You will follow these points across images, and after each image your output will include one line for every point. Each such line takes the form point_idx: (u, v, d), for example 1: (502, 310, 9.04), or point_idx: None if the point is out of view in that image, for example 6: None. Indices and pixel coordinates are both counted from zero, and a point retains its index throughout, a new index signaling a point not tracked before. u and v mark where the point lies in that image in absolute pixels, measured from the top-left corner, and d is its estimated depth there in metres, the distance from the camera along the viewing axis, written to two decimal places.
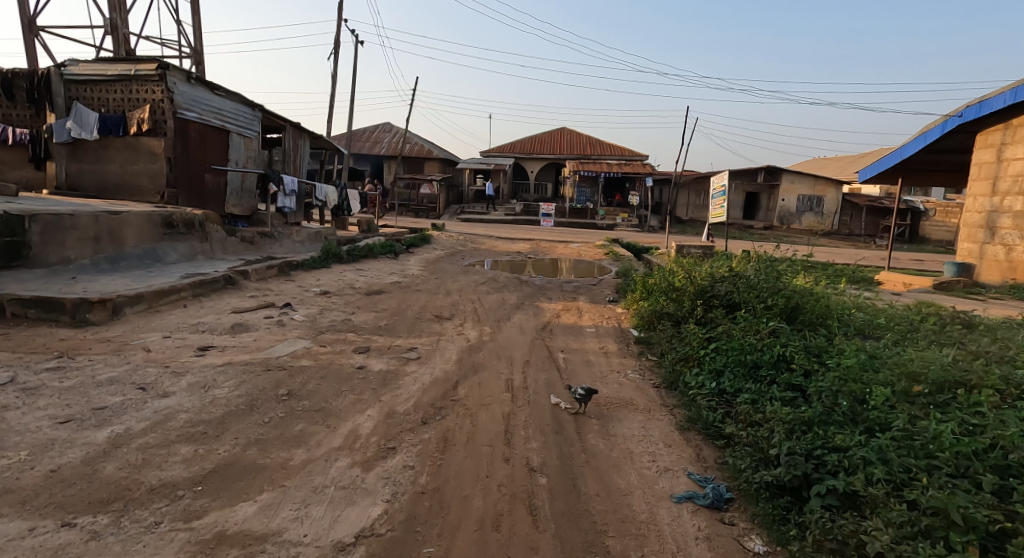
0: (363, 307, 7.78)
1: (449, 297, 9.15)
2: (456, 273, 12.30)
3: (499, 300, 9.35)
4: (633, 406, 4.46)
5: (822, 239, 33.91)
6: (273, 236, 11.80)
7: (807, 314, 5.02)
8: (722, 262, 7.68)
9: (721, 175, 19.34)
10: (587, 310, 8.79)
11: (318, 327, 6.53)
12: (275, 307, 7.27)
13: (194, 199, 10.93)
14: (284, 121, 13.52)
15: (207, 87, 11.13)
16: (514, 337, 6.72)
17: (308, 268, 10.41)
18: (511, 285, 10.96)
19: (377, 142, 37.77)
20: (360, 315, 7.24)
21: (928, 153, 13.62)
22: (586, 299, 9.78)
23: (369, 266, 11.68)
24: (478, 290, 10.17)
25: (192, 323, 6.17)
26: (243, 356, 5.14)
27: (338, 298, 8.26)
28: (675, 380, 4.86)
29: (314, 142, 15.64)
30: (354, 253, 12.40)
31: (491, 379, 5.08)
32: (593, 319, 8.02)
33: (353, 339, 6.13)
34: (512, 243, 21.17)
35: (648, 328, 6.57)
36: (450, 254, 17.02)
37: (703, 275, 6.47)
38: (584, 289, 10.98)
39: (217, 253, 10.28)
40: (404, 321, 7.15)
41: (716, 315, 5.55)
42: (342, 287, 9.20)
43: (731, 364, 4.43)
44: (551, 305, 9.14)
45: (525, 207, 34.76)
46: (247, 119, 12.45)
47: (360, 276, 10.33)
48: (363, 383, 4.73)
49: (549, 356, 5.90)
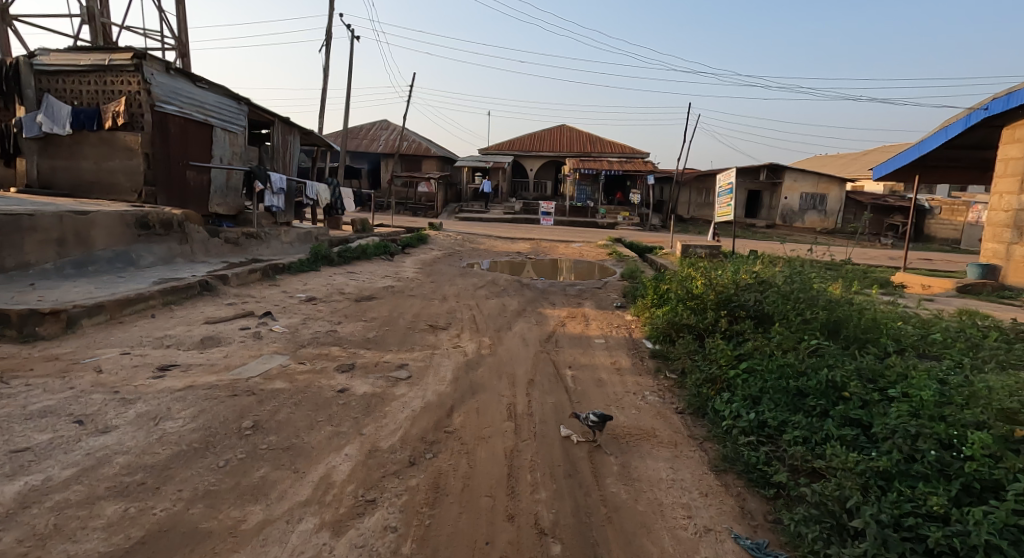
0: (351, 316, 7.15)
1: (445, 303, 8.52)
2: (453, 276, 11.65)
3: (499, 306, 8.71)
4: (655, 439, 3.84)
5: (827, 239, 33.27)
6: (260, 237, 11.14)
7: (852, 329, 4.39)
8: (742, 265, 7.05)
9: (728, 172, 18.68)
10: (593, 318, 8.15)
11: (299, 340, 5.89)
12: (254, 317, 6.62)
13: (175, 198, 10.28)
14: (272, 116, 12.84)
15: (188, 79, 10.46)
16: (516, 351, 6.10)
17: (296, 271, 9.79)
18: (511, 290, 10.31)
19: (374, 141, 37.10)
20: (346, 326, 6.60)
21: (947, 148, 12.99)
22: (592, 305, 9.14)
23: (361, 269, 11.04)
24: (476, 295, 9.53)
25: (157, 335, 5.53)
26: (208, 378, 4.50)
27: (324, 306, 7.62)
28: (703, 406, 4.26)
29: (305, 138, 14.97)
30: (346, 254, 11.76)
31: (490, 404, 4.45)
32: (601, 329, 7.38)
33: (336, 355, 5.50)
34: (511, 243, 20.52)
35: (664, 341, 5.95)
36: (448, 255, 16.38)
37: (725, 281, 5.84)
38: (590, 294, 10.33)
39: (198, 256, 9.63)
40: (395, 332, 6.52)
41: (744, 329, 4.94)
42: (330, 292, 8.57)
43: (770, 390, 3.82)
44: (555, 312, 8.51)
45: (525, 206, 34.14)
46: (232, 113, 11.78)
47: (350, 281, 9.70)
48: (343, 411, 4.11)
49: (555, 375, 5.28)
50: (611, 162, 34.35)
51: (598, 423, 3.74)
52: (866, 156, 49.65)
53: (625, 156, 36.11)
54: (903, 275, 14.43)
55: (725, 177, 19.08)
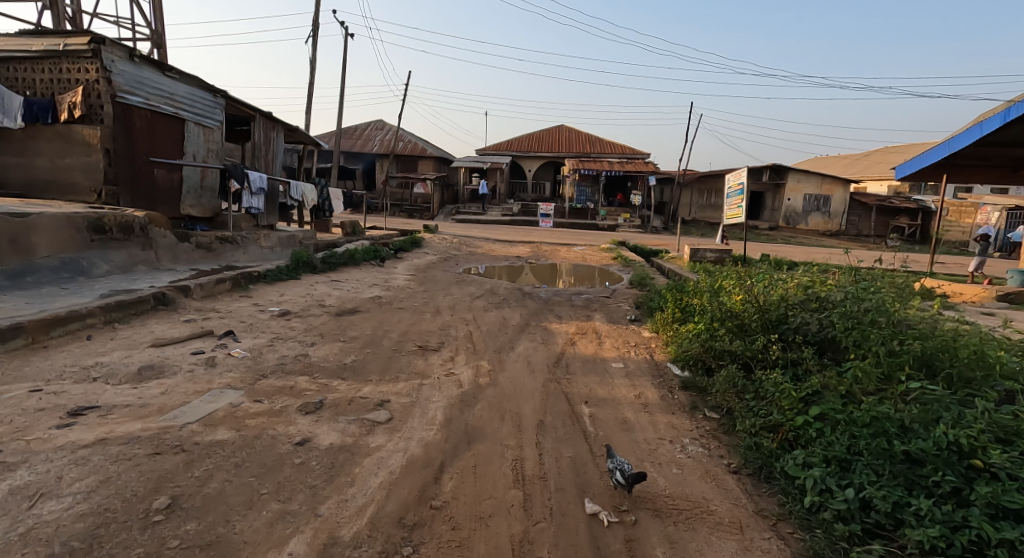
0: (328, 334, 6.15)
1: (438, 318, 7.53)
2: (447, 284, 10.68)
3: (499, 321, 7.78)
4: (712, 518, 2.91)
5: (832, 241, 32.58)
6: (236, 242, 10.13)
7: (953, 365, 3.47)
8: (782, 275, 6.10)
9: (738, 172, 17.75)
10: (606, 334, 7.22)
11: (261, 368, 4.90)
12: (212, 337, 5.63)
13: (140, 199, 9.25)
14: (253, 110, 11.79)
15: (155, 68, 9.40)
16: (521, 382, 5.12)
17: (273, 280, 8.83)
18: (511, 300, 9.32)
19: (369, 142, 36.15)
20: (321, 349, 5.61)
21: (976, 144, 12.10)
22: (602, 319, 8.17)
23: (347, 276, 10.07)
24: (473, 306, 8.56)
25: (86, 364, 4.54)
26: (129, 426, 3.51)
27: (299, 323, 6.64)
28: (770, 467, 3.32)
29: (291, 135, 13.95)
30: (330, 260, 10.78)
31: (489, 461, 3.50)
32: (617, 349, 6.40)
33: (303, 389, 4.51)
34: (510, 247, 19.53)
35: (700, 370, 5.02)
36: (443, 260, 15.39)
37: (769, 297, 4.91)
38: (598, 305, 9.35)
39: (164, 264, 8.66)
40: (379, 357, 5.53)
41: (809, 361, 4.00)
42: (308, 306, 7.60)
43: (869, 453, 2.90)
44: (562, 326, 7.58)
45: (523, 208, 33.23)
46: (208, 106, 10.74)
47: (333, 291, 8.72)
48: (297, 476, 3.14)
49: (570, 416, 4.31)
50: (612, 162, 33.49)
51: (628, 482, 2.95)
52: (868, 157, 48.88)
53: (625, 156, 35.21)
54: (928, 280, 13.49)
55: (735, 177, 18.15)
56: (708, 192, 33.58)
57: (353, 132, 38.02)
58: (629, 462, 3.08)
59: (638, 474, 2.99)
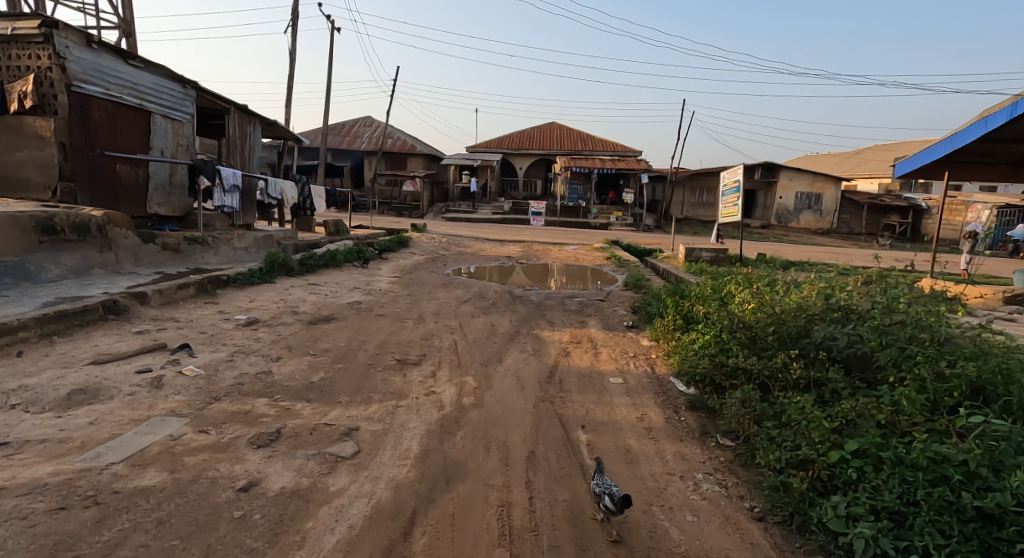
0: (297, 347, 5.56)
1: (421, 326, 6.97)
2: (433, 287, 10.13)
3: (487, 328, 7.23)
4: None
5: (825, 240, 32.35)
6: (206, 242, 9.48)
7: (1013, 392, 2.98)
8: (794, 280, 5.61)
9: (734, 170, 17.35)
10: (602, 343, 6.70)
11: (214, 389, 4.29)
12: (164, 352, 5.01)
13: (101, 197, 8.58)
14: (226, 102, 11.11)
15: (117, 55, 8.74)
16: (509, 403, 4.57)
17: (244, 284, 8.21)
18: (500, 305, 8.78)
19: (357, 138, 35.40)
20: (288, 364, 5.02)
21: (979, 141, 11.67)
22: (596, 325, 7.65)
23: (325, 280, 9.47)
24: (459, 312, 8.00)
25: (8, 388, 3.92)
26: (38, 470, 2.92)
27: (267, 333, 6.03)
28: (805, 515, 2.82)
29: (269, 130, 13.26)
30: (309, 261, 10.16)
31: (470, 509, 2.96)
32: (614, 362, 5.88)
33: (260, 416, 3.92)
34: (500, 246, 18.98)
35: (709, 389, 4.50)
36: (430, 260, 14.82)
37: (786, 306, 4.37)
38: (592, 310, 8.82)
39: (125, 267, 8.03)
40: (351, 374, 4.94)
41: (839, 383, 3.50)
42: (280, 313, 7.00)
43: (930, 508, 2.42)
44: (555, 335, 7.04)
45: (514, 206, 32.68)
46: (177, 98, 10.07)
47: (309, 296, 8.12)
48: (234, 537, 2.57)
49: (565, 446, 3.77)
50: (604, 160, 33.02)
51: (617, 506, 2.71)
52: (859, 154, 48.79)
53: (617, 154, 34.75)
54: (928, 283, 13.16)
55: (731, 175, 17.73)
56: (700, 190, 33.21)
57: (340, 128, 37.22)
58: (617, 487, 2.86)
59: (628, 499, 2.77)
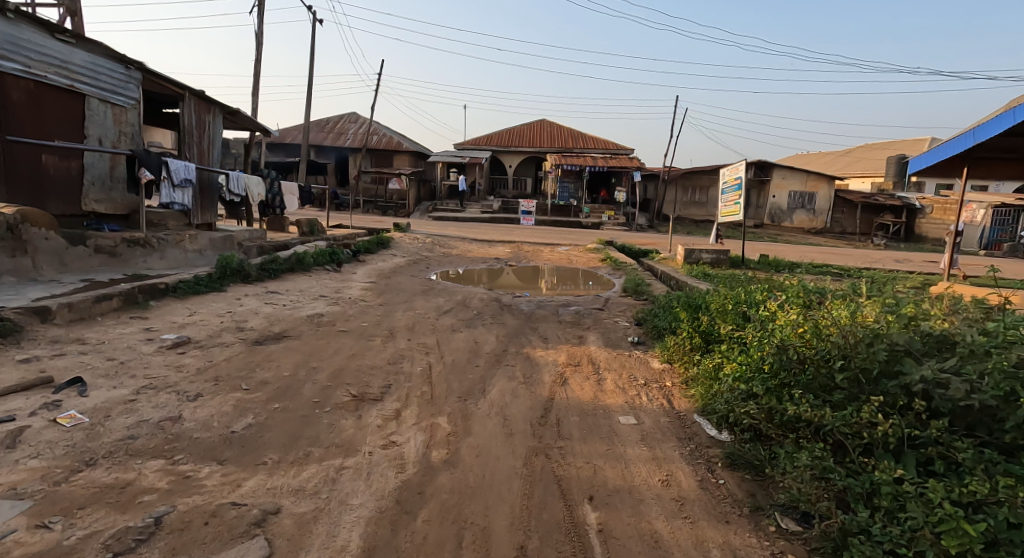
0: (228, 377, 4.42)
1: (391, 345, 5.87)
2: (411, 294, 9.03)
3: (470, 347, 6.17)
4: None
5: (819, 239, 31.66)
6: (150, 244, 8.28)
7: None
8: (842, 297, 4.63)
9: (734, 167, 16.45)
10: (607, 365, 5.67)
11: (90, 448, 3.15)
12: (46, 390, 3.87)
13: (21, 191, 7.42)
14: (181, 88, 9.80)
15: (40, 28, 7.48)
16: (493, 460, 3.49)
17: (187, 292, 7.05)
18: (485, 316, 7.70)
19: (341, 135, 34.16)
20: (208, 404, 3.89)
21: (1002, 136, 10.80)
22: (596, 342, 6.62)
23: (288, 287, 8.34)
24: (438, 326, 6.93)
25: None
26: None
27: (197, 357, 4.90)
28: None
29: (234, 121, 11.93)
30: (270, 265, 9.02)
31: None
32: (622, 393, 4.83)
33: (141, 494, 2.79)
34: (488, 247, 17.89)
35: (754, 442, 3.47)
36: (411, 263, 13.69)
37: (856, 331, 3.34)
38: (590, 322, 7.75)
39: (45, 274, 6.87)
40: (289, 419, 3.82)
41: (961, 454, 2.49)
42: (222, 329, 5.87)
43: None
44: (549, 354, 5.99)
45: (503, 204, 31.63)
46: (119, 80, 8.79)
47: (263, 308, 6.99)
48: None
49: (570, 535, 2.72)
50: (596, 158, 32.10)
51: None
52: (851, 154, 48.35)
53: (608, 152, 33.82)
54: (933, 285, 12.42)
55: (732, 172, 16.82)
56: (693, 188, 32.38)
57: (323, 124, 35.95)
58: None
59: None
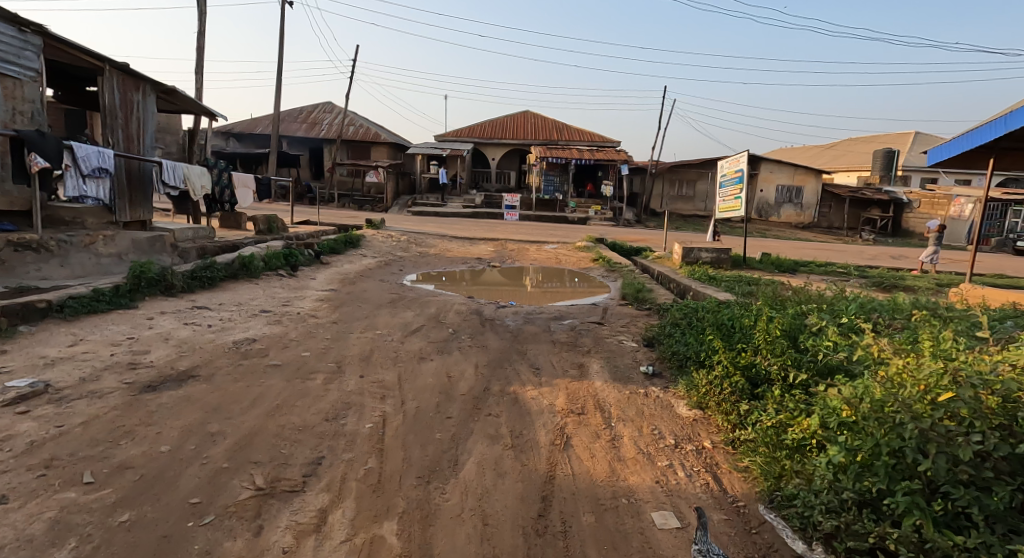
0: (67, 458, 2.93)
1: (335, 388, 4.42)
2: (376, 307, 7.58)
3: (441, 385, 4.75)
4: None
5: (809, 233, 30.85)
6: (47, 249, 6.69)
7: None
8: (953, 344, 3.39)
9: (734, 158, 15.16)
10: (620, 412, 4.34)
11: None
12: None
13: None
14: (99, 59, 8.14)
15: None
16: None
17: (80, 311, 5.51)
18: (463, 337, 6.28)
19: (315, 125, 32.26)
20: (6, 522, 2.42)
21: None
22: (601, 373, 5.26)
23: (222, 301, 6.83)
24: (403, 353, 5.51)
25: None
26: None
27: (43, 418, 3.40)
28: None
29: (173, 101, 10.25)
30: (204, 273, 7.49)
31: None
32: (649, 464, 3.52)
33: None
34: (469, 246, 16.38)
35: None
36: (383, 264, 12.18)
37: None
38: (591, 342, 6.36)
39: None
40: (134, 547, 2.37)
41: None
42: (106, 366, 4.36)
43: None
44: (544, 396, 4.61)
45: (486, 198, 30.16)
46: (10, 45, 7.13)
47: (180, 331, 5.49)
48: None
49: None
50: (581, 150, 30.86)
51: None
52: (837, 148, 47.84)
53: (594, 144, 32.43)
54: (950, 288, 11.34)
55: (731, 164, 15.62)
56: (681, 182, 31.27)
57: (296, 114, 33.99)
58: None
59: None
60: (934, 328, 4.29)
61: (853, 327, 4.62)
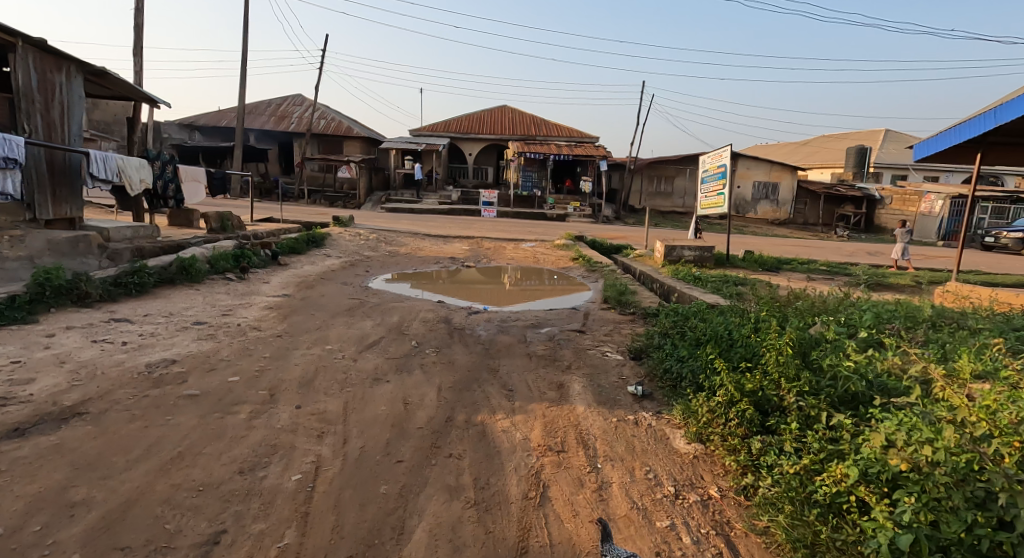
0: None
1: (260, 425, 3.60)
2: (330, 316, 6.72)
3: (393, 416, 3.96)
4: None
5: (787, 230, 30.67)
6: None
7: None
8: (1015, 379, 2.77)
9: (718, 153, 14.57)
10: (606, 448, 3.61)
11: None
12: None
13: None
14: (8, 34, 7.10)
15: None
16: None
17: None
18: (426, 352, 5.48)
19: (284, 118, 30.96)
20: None
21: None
22: (584, 396, 4.51)
23: (147, 312, 5.91)
24: (353, 375, 4.69)
25: None
26: None
27: None
28: None
29: (105, 84, 9.20)
30: (130, 280, 6.54)
31: None
32: (647, 525, 2.82)
33: None
34: (443, 244, 15.51)
35: None
36: (347, 265, 11.27)
37: None
38: (571, 355, 5.62)
39: None
40: None
41: None
42: None
43: None
44: (516, 428, 3.86)
45: (463, 194, 29.25)
46: None
47: (82, 352, 4.59)
48: None
49: None
50: (559, 145, 30.17)
51: None
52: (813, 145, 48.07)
53: (573, 139, 31.75)
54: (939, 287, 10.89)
55: (713, 159, 15.01)
56: (659, 178, 30.80)
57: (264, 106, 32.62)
58: None
59: None
60: (969, 348, 3.68)
61: (871, 344, 3.97)
